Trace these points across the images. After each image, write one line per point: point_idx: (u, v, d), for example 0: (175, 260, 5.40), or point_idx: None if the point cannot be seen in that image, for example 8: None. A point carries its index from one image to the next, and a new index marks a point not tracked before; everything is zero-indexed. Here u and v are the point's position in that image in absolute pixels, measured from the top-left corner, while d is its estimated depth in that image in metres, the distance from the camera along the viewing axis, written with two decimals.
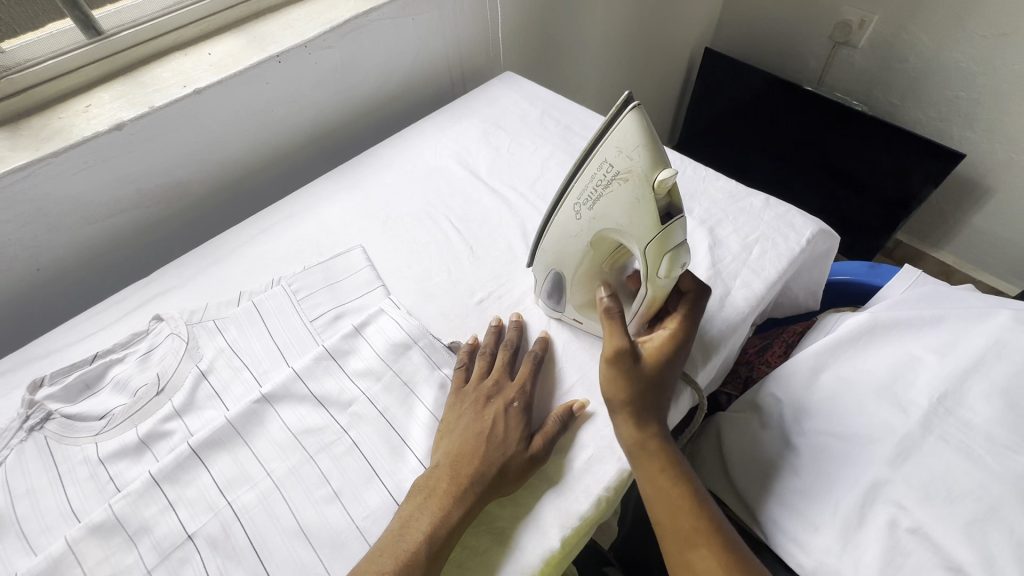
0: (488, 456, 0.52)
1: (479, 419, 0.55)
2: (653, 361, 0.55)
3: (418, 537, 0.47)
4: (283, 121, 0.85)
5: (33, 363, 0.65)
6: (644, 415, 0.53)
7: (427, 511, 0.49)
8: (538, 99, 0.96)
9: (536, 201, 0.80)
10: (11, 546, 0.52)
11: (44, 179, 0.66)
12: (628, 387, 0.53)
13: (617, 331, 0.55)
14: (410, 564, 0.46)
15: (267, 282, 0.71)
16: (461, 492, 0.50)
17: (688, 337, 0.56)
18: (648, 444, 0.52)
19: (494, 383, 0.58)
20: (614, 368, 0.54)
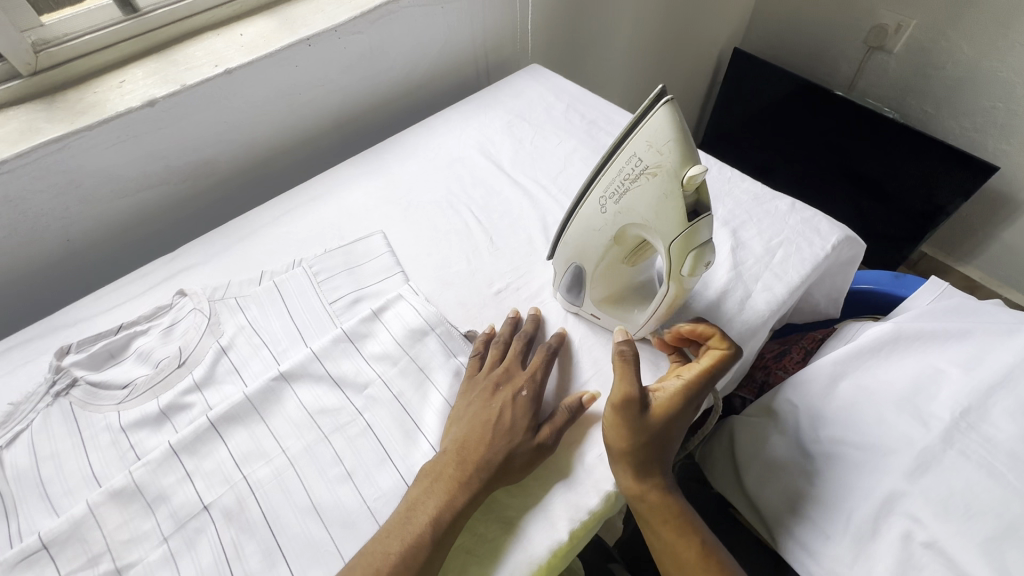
0: (494, 443, 0.52)
1: (487, 406, 0.55)
2: (660, 413, 0.53)
3: (424, 520, 0.48)
4: (309, 105, 0.86)
5: (59, 331, 0.66)
6: (646, 469, 0.52)
7: (434, 495, 0.49)
8: (564, 92, 0.95)
9: (558, 194, 0.79)
10: (34, 507, 0.53)
11: (77, 152, 0.68)
12: (632, 439, 0.52)
13: (626, 378, 0.53)
14: (416, 547, 0.46)
15: (288, 263, 0.72)
16: (466, 479, 0.50)
17: (701, 388, 0.54)
18: (648, 498, 0.53)
19: (504, 371, 0.58)
20: (620, 418, 0.52)
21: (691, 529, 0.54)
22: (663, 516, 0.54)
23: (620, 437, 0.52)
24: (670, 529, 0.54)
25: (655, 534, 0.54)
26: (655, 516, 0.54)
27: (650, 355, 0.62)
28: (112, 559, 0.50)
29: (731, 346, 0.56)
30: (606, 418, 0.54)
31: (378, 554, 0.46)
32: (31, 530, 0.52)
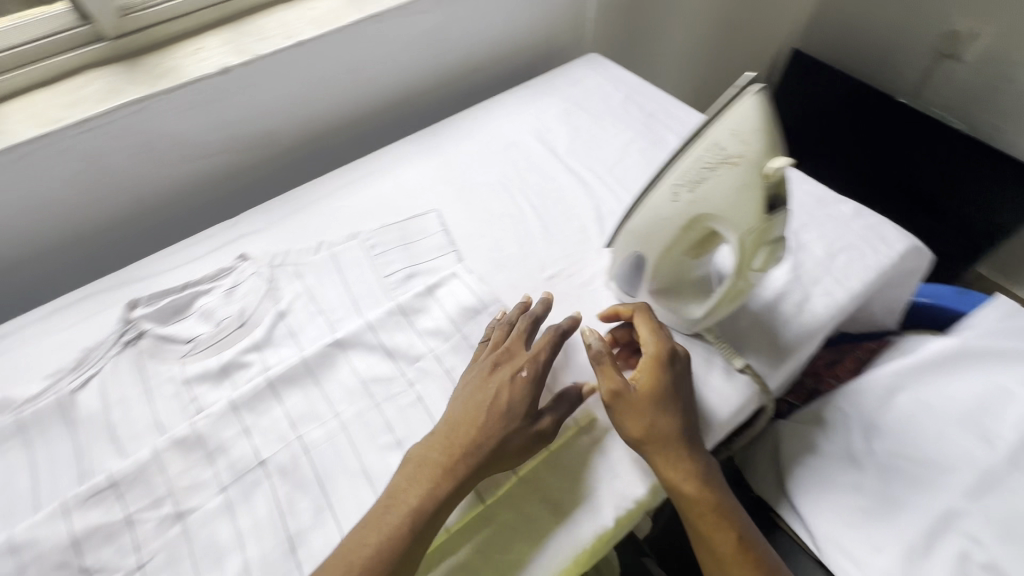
0: (486, 426, 0.51)
1: (481, 388, 0.53)
2: (650, 392, 0.53)
3: (401, 509, 0.47)
4: (370, 82, 0.87)
5: (129, 285, 0.69)
6: (671, 456, 0.51)
7: (417, 484, 0.48)
8: (622, 83, 0.94)
9: (613, 184, 0.79)
10: (103, 448, 0.56)
11: (153, 115, 0.70)
12: (637, 426, 0.52)
13: (608, 372, 0.54)
14: (397, 536, 0.46)
15: (345, 235, 0.73)
16: (451, 463, 0.49)
17: (667, 352, 0.55)
18: (682, 489, 0.51)
19: (506, 350, 0.56)
20: (614, 411, 0.54)
21: (729, 521, 0.52)
22: (701, 507, 0.52)
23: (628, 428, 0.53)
24: (711, 521, 0.52)
25: (698, 528, 0.52)
26: (691, 508, 0.52)
27: (702, 350, 0.61)
28: (173, 503, 0.52)
29: (644, 306, 0.59)
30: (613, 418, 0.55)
31: (352, 546, 0.46)
32: (99, 469, 0.55)
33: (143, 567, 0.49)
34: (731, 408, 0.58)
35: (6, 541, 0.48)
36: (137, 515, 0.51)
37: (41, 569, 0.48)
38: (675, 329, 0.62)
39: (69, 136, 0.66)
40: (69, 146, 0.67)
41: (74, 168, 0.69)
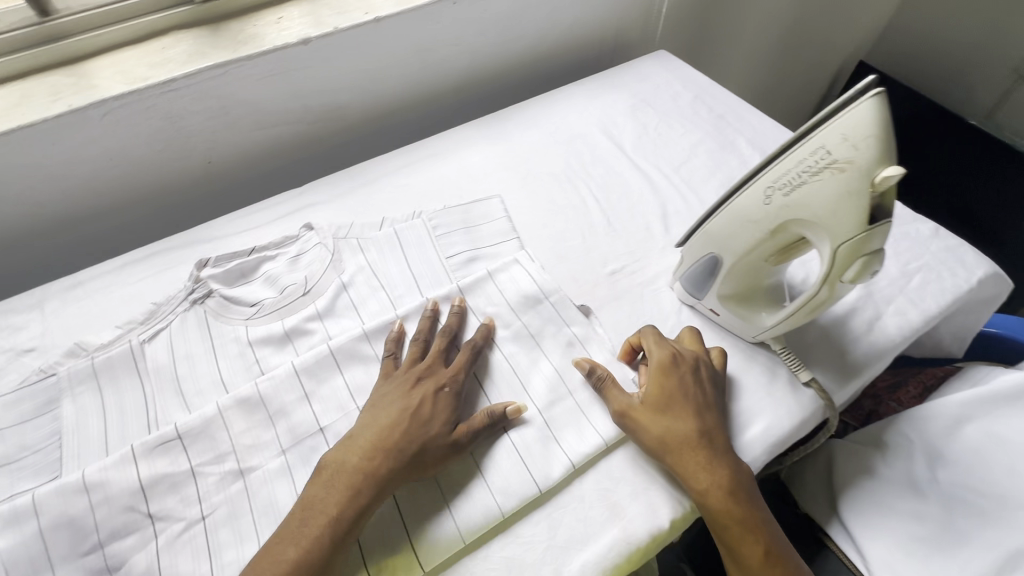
0: (406, 434, 0.51)
1: (397, 404, 0.53)
2: (656, 400, 0.53)
3: (321, 520, 0.47)
4: (440, 63, 0.86)
5: (198, 245, 0.70)
6: (691, 462, 0.50)
7: (331, 496, 0.48)
8: (692, 83, 0.92)
9: (680, 185, 0.77)
10: (169, 400, 0.58)
11: (233, 80, 0.71)
12: (649, 434, 0.52)
13: (613, 393, 0.55)
14: (316, 547, 0.45)
15: (408, 213, 0.74)
16: (367, 470, 0.49)
17: (669, 361, 0.55)
18: (709, 495, 0.49)
19: (427, 365, 0.56)
20: (624, 425, 0.53)
21: (757, 534, 0.50)
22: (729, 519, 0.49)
23: (640, 438, 0.52)
24: (739, 533, 0.49)
25: (726, 541, 0.50)
26: (718, 519, 0.50)
27: (767, 360, 0.60)
28: (236, 460, 0.53)
29: (649, 327, 0.60)
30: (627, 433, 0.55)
31: (271, 558, 0.45)
32: (165, 420, 0.56)
33: (206, 519, 0.50)
34: (794, 422, 0.56)
35: (80, 480, 0.50)
36: (201, 468, 0.52)
37: (111, 510, 0.49)
38: (741, 337, 0.61)
39: (153, 95, 0.68)
40: (152, 105, 0.69)
41: (154, 127, 0.71)
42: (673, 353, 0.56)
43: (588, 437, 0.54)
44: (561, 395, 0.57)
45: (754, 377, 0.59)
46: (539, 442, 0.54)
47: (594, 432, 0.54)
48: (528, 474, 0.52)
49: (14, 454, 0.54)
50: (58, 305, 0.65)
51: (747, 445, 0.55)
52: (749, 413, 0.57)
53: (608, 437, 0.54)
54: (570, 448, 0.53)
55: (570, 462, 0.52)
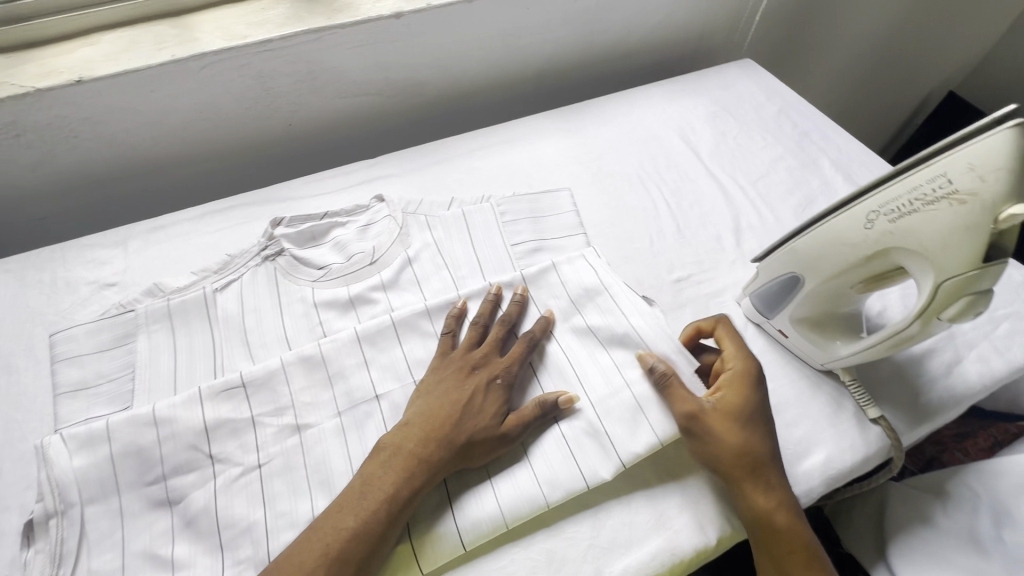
0: (458, 423, 0.51)
1: (452, 391, 0.53)
2: (732, 410, 0.52)
3: (377, 496, 0.47)
4: (523, 49, 0.86)
5: (273, 204, 0.72)
6: (764, 478, 0.50)
7: (389, 473, 0.48)
8: (777, 96, 0.89)
9: (756, 199, 0.75)
10: (236, 348, 0.60)
11: (324, 47, 0.73)
12: (727, 444, 0.50)
13: (683, 396, 0.52)
14: (372, 521, 0.46)
15: (477, 196, 0.73)
16: (420, 453, 0.49)
17: (752, 369, 0.54)
18: (776, 515, 0.49)
19: (482, 355, 0.56)
20: (693, 430, 0.51)
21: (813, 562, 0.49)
22: (792, 546, 0.48)
23: (715, 446, 0.50)
24: (798, 562, 0.48)
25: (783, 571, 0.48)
26: (779, 544, 0.49)
27: (833, 390, 0.58)
28: (294, 415, 0.55)
29: (726, 319, 0.58)
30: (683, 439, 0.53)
31: (333, 525, 0.46)
32: (230, 368, 0.58)
33: (261, 468, 0.52)
34: (857, 457, 0.54)
35: (151, 413, 0.52)
36: (260, 418, 0.54)
37: (176, 446, 0.51)
38: (810, 363, 0.59)
39: (250, 53, 0.70)
40: (247, 63, 0.70)
41: (245, 84, 0.73)
42: (750, 364, 0.55)
43: (642, 434, 0.52)
44: (616, 387, 0.55)
45: (817, 406, 0.57)
46: (591, 437, 0.52)
47: (648, 429, 0.52)
48: (578, 469, 0.51)
49: (91, 380, 0.57)
50: (140, 245, 0.68)
51: (803, 474, 0.53)
52: (810, 442, 0.55)
53: (664, 436, 0.51)
54: (622, 447, 0.51)
55: (621, 461, 0.51)
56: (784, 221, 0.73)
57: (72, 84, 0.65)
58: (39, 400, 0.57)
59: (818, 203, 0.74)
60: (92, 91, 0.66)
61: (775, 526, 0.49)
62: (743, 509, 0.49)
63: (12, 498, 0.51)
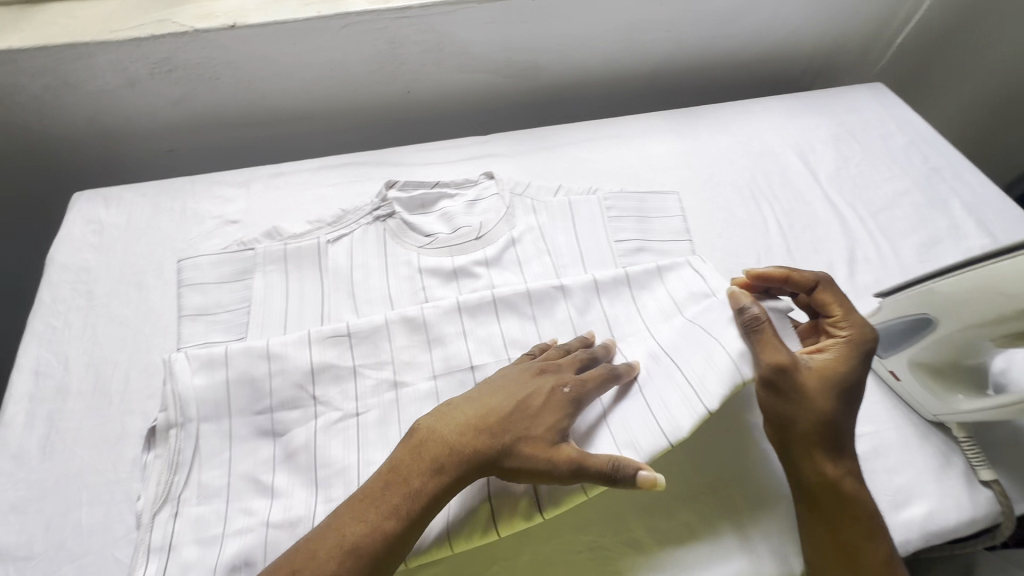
0: (508, 424, 0.44)
1: (506, 394, 0.47)
2: (824, 370, 0.47)
3: (402, 489, 0.42)
4: (646, 45, 0.84)
5: (388, 168, 0.75)
6: (841, 444, 0.47)
7: (419, 466, 0.43)
8: (909, 126, 0.83)
9: (875, 230, 0.72)
10: (342, 300, 0.61)
11: (458, 21, 0.74)
12: (815, 404, 0.46)
13: (774, 346, 0.46)
14: (393, 518, 0.42)
15: (584, 187, 0.72)
16: (456, 446, 0.44)
17: (862, 339, 0.49)
18: (845, 480, 0.46)
19: (552, 368, 0.49)
20: (779, 384, 0.46)
21: (876, 536, 0.45)
22: (858, 519, 0.45)
23: (801, 404, 0.46)
24: (858, 531, 0.45)
25: (841, 538, 0.45)
26: (845, 515, 0.45)
27: (942, 444, 0.55)
28: (393, 371, 0.55)
29: (829, 280, 0.53)
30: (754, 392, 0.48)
31: (352, 514, 0.42)
32: (335, 318, 0.60)
33: (359, 417, 0.53)
34: (963, 517, 0.51)
35: (265, 347, 0.54)
36: (361, 368, 0.55)
37: (284, 381, 0.53)
38: (920, 410, 0.56)
39: (388, 19, 0.71)
40: (384, 27, 0.72)
41: (377, 48, 0.75)
42: (865, 332, 0.50)
43: (726, 374, 0.46)
44: (699, 340, 0.50)
45: (922, 457, 0.54)
46: (674, 389, 0.48)
47: (731, 367, 0.47)
48: (656, 424, 0.46)
49: (211, 308, 0.60)
50: (262, 188, 0.72)
51: (901, 524, 0.50)
52: (910, 492, 0.52)
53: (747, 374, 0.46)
54: (706, 393, 0.46)
55: (704, 409, 0.46)
56: (904, 259, 0.69)
57: (227, 28, 0.68)
58: (164, 319, 0.61)
59: (943, 245, 0.70)
60: (241, 37, 0.70)
61: (845, 497, 0.46)
62: (809, 475, 0.46)
63: (136, 404, 0.55)
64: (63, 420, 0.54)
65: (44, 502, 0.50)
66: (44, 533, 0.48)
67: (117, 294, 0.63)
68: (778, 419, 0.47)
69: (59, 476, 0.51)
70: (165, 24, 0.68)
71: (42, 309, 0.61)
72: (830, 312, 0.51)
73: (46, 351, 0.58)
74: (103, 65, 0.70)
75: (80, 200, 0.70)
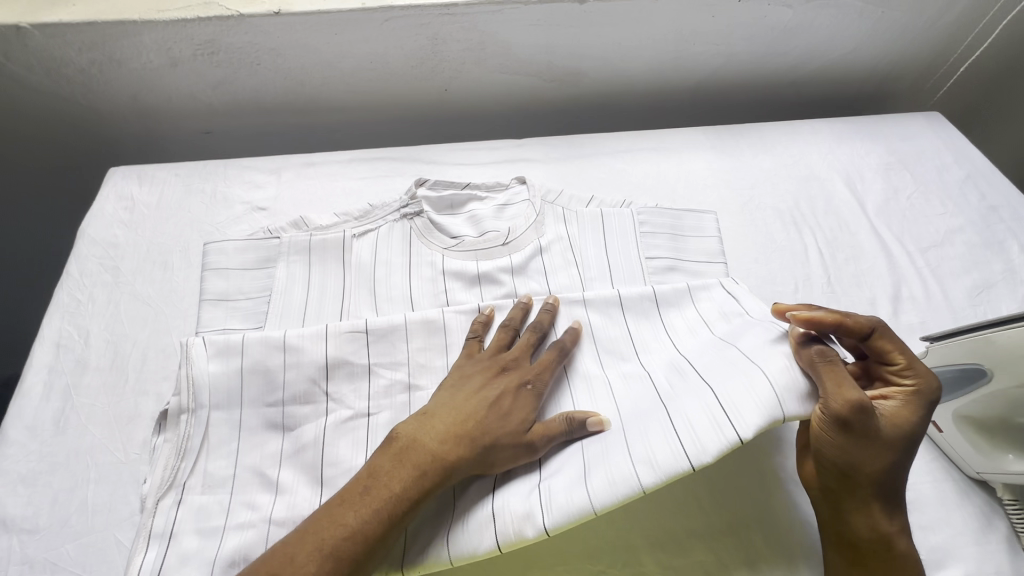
0: (484, 421, 0.44)
1: (475, 397, 0.46)
2: (894, 419, 0.43)
3: (383, 492, 0.40)
4: (694, 58, 0.82)
5: (419, 166, 0.74)
6: (898, 499, 0.44)
7: (402, 469, 0.41)
8: (968, 159, 0.79)
9: (923, 268, 0.68)
10: (361, 296, 0.60)
11: (502, 20, 0.72)
12: (885, 456, 0.42)
13: (848, 388, 0.41)
14: (373, 521, 0.39)
15: (619, 200, 0.69)
16: (436, 452, 0.42)
17: (931, 389, 0.44)
18: (898, 539, 0.43)
19: (512, 357, 0.50)
20: (851, 426, 0.41)
21: None
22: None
23: (870, 454, 0.42)
24: None
25: None
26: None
27: (983, 504, 0.51)
28: (408, 373, 0.53)
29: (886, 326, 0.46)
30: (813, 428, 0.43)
31: (332, 519, 0.39)
32: (354, 314, 0.59)
33: (370, 417, 0.51)
34: None
35: (282, 338, 0.52)
36: (377, 368, 0.53)
37: (298, 375, 0.51)
38: (962, 467, 0.52)
39: (432, 14, 0.70)
40: (428, 23, 0.71)
41: (419, 44, 0.74)
42: (932, 383, 0.45)
43: (765, 402, 0.41)
44: (734, 360, 0.46)
45: (963, 516, 0.50)
46: (702, 406, 0.43)
47: (772, 398, 0.41)
48: (677, 442, 0.41)
49: (232, 294, 0.60)
50: (292, 176, 0.72)
51: None
52: (948, 553, 0.48)
53: (789, 411, 0.41)
54: (738, 417, 0.41)
55: (736, 437, 0.40)
56: (953, 301, 0.65)
57: (271, 15, 0.68)
58: (186, 302, 0.61)
59: (997, 289, 0.66)
60: (285, 24, 0.69)
61: (895, 556, 0.43)
62: (861, 531, 0.43)
63: (151, 385, 0.55)
64: (79, 395, 0.54)
65: (53, 476, 0.50)
66: (50, 507, 0.48)
67: (143, 272, 0.63)
68: (839, 466, 0.43)
69: (70, 451, 0.51)
70: (211, 6, 0.68)
71: (69, 282, 0.62)
72: (892, 360, 0.45)
73: (69, 324, 0.59)
74: (148, 44, 0.70)
75: (115, 175, 0.71)
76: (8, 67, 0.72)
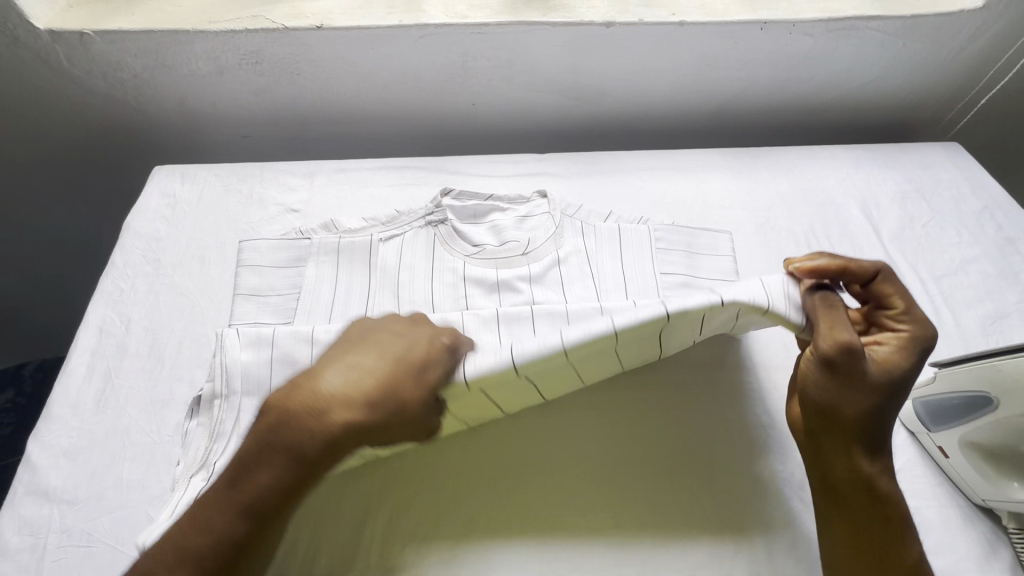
0: (359, 400, 0.43)
1: (357, 371, 0.44)
2: (884, 363, 0.46)
3: (251, 485, 0.42)
4: (714, 83, 0.84)
5: (444, 176, 0.77)
6: (877, 442, 0.46)
7: (269, 458, 0.42)
8: (986, 190, 0.79)
9: (937, 296, 0.68)
10: (385, 297, 0.63)
11: (531, 39, 0.75)
12: (867, 399, 0.44)
13: (835, 328, 0.45)
14: (238, 519, 0.41)
15: (636, 217, 0.71)
16: (300, 437, 0.42)
17: (924, 338, 0.48)
18: (876, 476, 0.46)
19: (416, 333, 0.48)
20: (834, 367, 0.44)
21: (892, 529, 0.45)
22: (886, 517, 0.45)
23: (853, 394, 0.44)
24: (877, 521, 0.45)
25: (856, 530, 0.46)
26: (874, 515, 0.45)
27: (987, 531, 0.52)
28: None
29: (883, 271, 0.50)
30: (805, 368, 0.46)
31: (207, 513, 0.42)
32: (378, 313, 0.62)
33: None
34: None
35: (309, 332, 0.54)
36: None
37: None
38: (968, 495, 0.53)
39: (464, 33, 0.74)
40: (459, 41, 0.75)
41: (450, 60, 0.78)
42: (926, 332, 0.48)
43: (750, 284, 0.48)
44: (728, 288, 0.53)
45: (966, 543, 0.51)
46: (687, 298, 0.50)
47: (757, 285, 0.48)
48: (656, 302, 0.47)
49: (263, 290, 0.63)
50: (324, 181, 0.75)
51: None
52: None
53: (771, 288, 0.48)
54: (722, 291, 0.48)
55: (719, 298, 0.47)
56: (966, 330, 0.65)
57: (314, 29, 0.72)
58: (220, 295, 0.65)
59: (1009, 321, 0.66)
60: (327, 38, 0.73)
61: (877, 494, 0.46)
62: (840, 472, 0.46)
63: (185, 372, 0.59)
64: (118, 377, 0.58)
65: (92, 452, 0.53)
66: (89, 480, 0.51)
67: (182, 265, 0.67)
68: (819, 405, 0.46)
69: (108, 429, 0.54)
70: (258, 19, 0.73)
71: (113, 271, 0.66)
72: (889, 305, 0.50)
73: (112, 310, 0.63)
74: (198, 52, 0.75)
75: (159, 174, 0.75)
76: (70, 70, 0.78)
